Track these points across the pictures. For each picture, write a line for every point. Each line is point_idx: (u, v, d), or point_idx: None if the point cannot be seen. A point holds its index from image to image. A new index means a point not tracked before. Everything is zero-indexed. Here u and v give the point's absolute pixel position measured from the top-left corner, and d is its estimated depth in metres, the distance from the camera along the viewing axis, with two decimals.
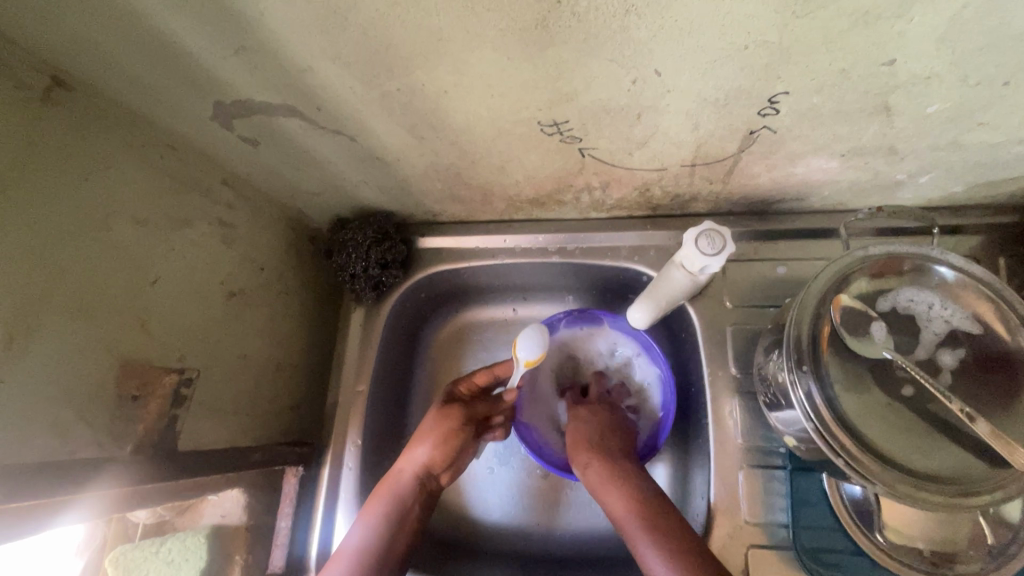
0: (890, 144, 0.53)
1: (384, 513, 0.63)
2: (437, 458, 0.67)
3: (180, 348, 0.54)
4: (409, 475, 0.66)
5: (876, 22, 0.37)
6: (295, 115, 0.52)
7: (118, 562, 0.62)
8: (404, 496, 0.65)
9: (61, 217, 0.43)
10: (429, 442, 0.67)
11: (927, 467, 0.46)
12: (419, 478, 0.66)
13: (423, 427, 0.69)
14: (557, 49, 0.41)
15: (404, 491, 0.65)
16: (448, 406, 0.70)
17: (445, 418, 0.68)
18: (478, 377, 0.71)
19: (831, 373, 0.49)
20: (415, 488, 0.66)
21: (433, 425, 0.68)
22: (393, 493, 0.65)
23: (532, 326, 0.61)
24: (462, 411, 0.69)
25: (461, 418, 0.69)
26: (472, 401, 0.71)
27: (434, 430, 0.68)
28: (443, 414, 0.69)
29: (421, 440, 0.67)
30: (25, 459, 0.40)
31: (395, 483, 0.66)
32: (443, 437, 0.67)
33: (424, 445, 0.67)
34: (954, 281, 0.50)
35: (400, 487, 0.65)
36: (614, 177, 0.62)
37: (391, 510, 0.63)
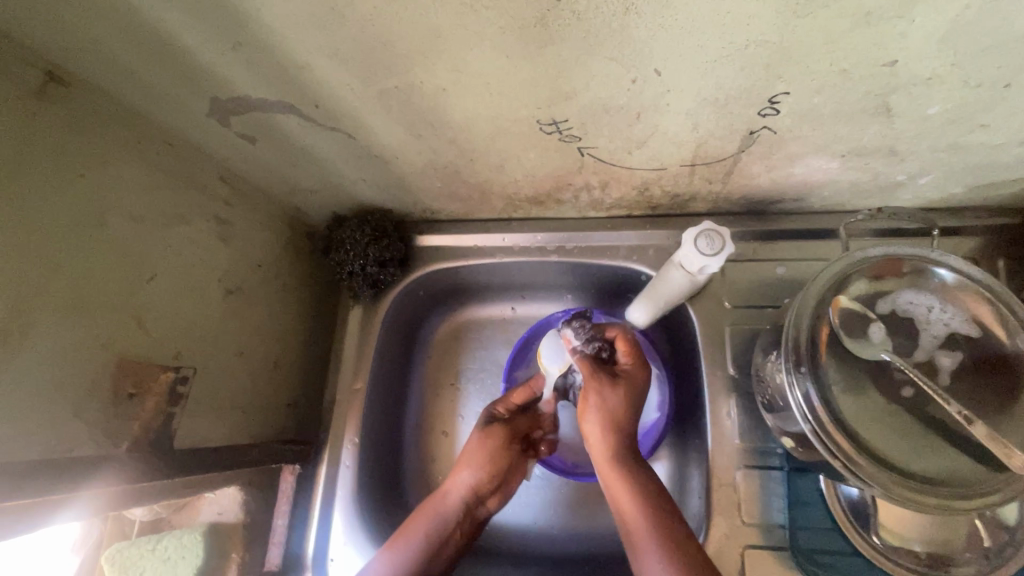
0: (890, 145, 0.53)
1: (430, 538, 0.63)
2: (482, 481, 0.66)
3: (177, 345, 0.54)
4: (453, 500, 0.66)
5: (877, 22, 0.37)
6: (292, 112, 0.51)
7: (113, 560, 0.61)
8: (448, 521, 0.65)
9: (56, 214, 0.43)
10: (475, 466, 0.66)
11: (922, 470, 0.46)
12: (464, 502, 0.66)
13: (466, 448, 0.67)
14: (556, 48, 0.41)
15: (450, 515, 0.65)
16: (491, 426, 0.68)
17: (488, 438, 0.67)
18: (516, 396, 0.71)
19: (828, 374, 0.49)
20: (460, 512, 0.66)
21: (478, 448, 0.66)
22: (438, 517, 0.65)
23: (550, 334, 0.68)
24: (504, 429, 0.68)
25: (505, 436, 0.68)
26: (513, 418, 0.70)
27: (478, 453, 0.66)
28: (486, 435, 0.67)
29: (465, 463, 0.66)
30: (19, 456, 0.40)
31: (440, 507, 0.65)
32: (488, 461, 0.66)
33: (469, 470, 0.66)
34: (954, 284, 0.50)
35: (446, 512, 0.65)
36: (613, 177, 0.62)
37: (435, 535, 0.64)
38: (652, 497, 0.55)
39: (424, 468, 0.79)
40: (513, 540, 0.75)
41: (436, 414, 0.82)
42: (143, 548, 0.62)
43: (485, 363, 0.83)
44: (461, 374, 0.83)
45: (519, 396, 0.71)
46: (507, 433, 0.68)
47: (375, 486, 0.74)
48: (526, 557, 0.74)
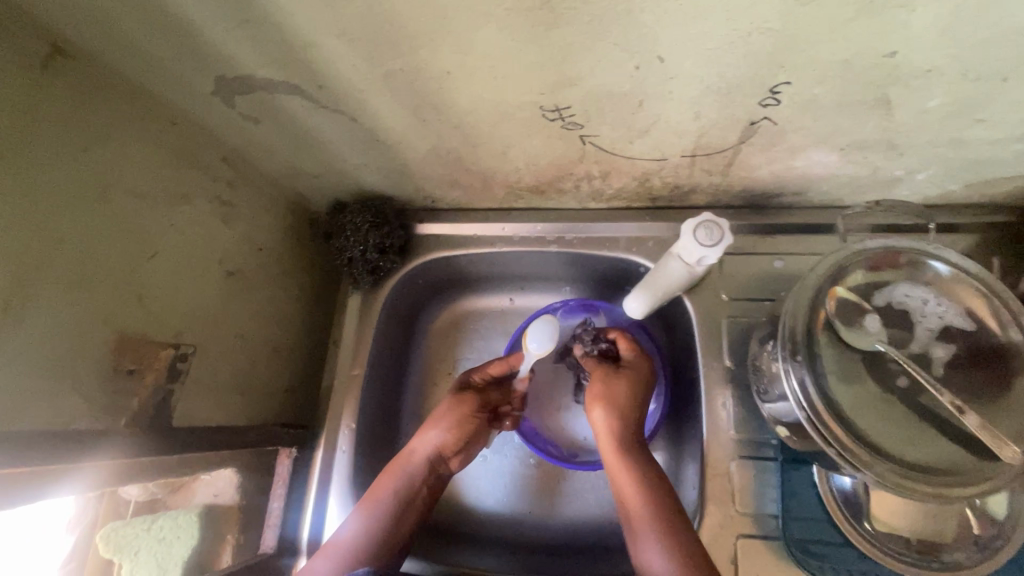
0: (889, 139, 0.54)
1: (393, 495, 0.62)
2: (448, 443, 0.66)
3: (177, 324, 0.54)
4: (420, 457, 0.65)
5: (880, 11, 0.38)
6: (297, 93, 0.52)
7: (109, 539, 0.58)
8: (414, 477, 0.64)
9: (61, 188, 0.43)
10: (443, 426, 0.66)
11: (915, 458, 0.46)
12: (429, 461, 0.65)
13: (437, 409, 0.67)
14: (562, 32, 0.41)
15: (415, 472, 0.64)
16: (463, 392, 0.68)
17: (460, 403, 0.67)
18: (493, 367, 0.71)
19: (824, 362, 0.50)
20: (425, 471, 0.65)
21: (449, 410, 0.67)
22: (404, 473, 0.63)
23: (542, 318, 0.63)
24: (477, 397, 0.68)
25: (476, 404, 0.68)
26: (486, 388, 0.70)
27: (448, 415, 0.67)
28: (458, 399, 0.67)
29: (434, 422, 0.66)
30: (17, 426, 0.40)
31: (406, 463, 0.64)
32: (456, 423, 0.66)
33: (438, 428, 0.65)
34: (949, 277, 0.51)
35: (411, 467, 0.64)
36: (615, 167, 0.62)
37: (400, 490, 0.62)
38: (653, 480, 0.57)
39: None
40: (507, 528, 0.76)
41: (433, 402, 0.82)
42: (137, 528, 0.59)
43: (482, 352, 0.84)
44: (459, 363, 0.84)
45: (496, 368, 0.70)
46: (478, 402, 0.68)
47: (371, 472, 0.74)
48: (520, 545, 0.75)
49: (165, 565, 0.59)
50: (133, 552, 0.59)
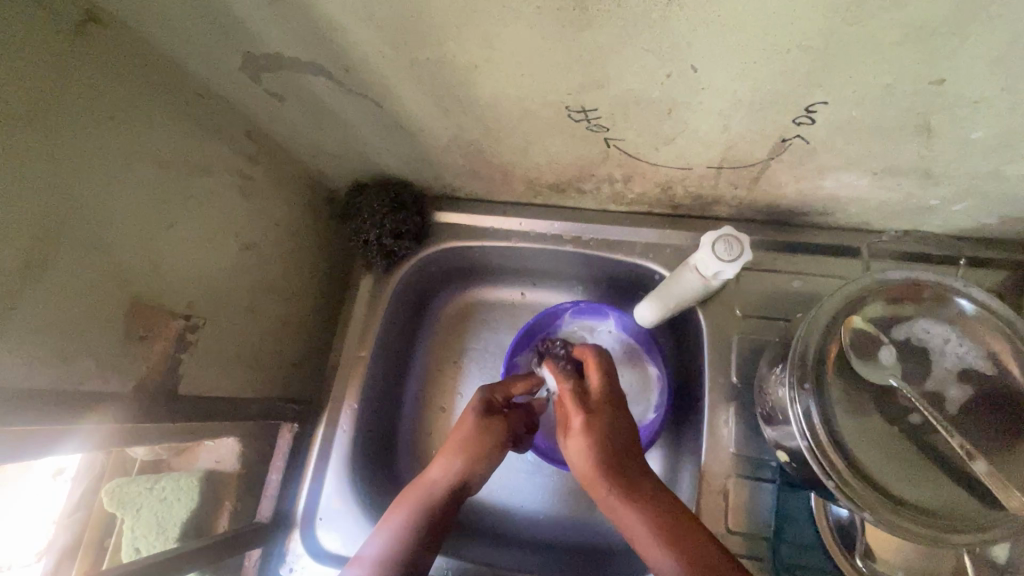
0: (926, 167, 0.51)
1: (416, 522, 0.63)
2: (471, 471, 0.66)
3: (189, 295, 0.55)
4: (440, 486, 0.65)
5: (929, 36, 0.36)
6: (323, 75, 0.51)
7: (113, 494, 0.67)
8: (435, 504, 0.64)
9: (87, 154, 0.44)
10: (465, 454, 0.66)
11: (914, 498, 0.45)
12: (450, 489, 0.65)
13: (459, 436, 0.67)
14: (593, 33, 0.40)
15: (437, 500, 0.64)
16: (490, 419, 0.69)
17: (487, 430, 0.67)
18: (517, 387, 0.72)
19: (832, 393, 0.48)
20: (446, 498, 0.65)
21: (470, 435, 0.67)
22: (424, 500, 0.64)
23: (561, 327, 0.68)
24: (503, 425, 0.69)
25: (502, 431, 0.69)
26: (510, 412, 0.71)
27: (470, 440, 0.67)
28: (484, 426, 0.68)
29: (454, 448, 0.66)
30: (30, 384, 0.41)
31: (427, 492, 0.64)
32: (480, 451, 0.67)
33: (460, 457, 0.66)
34: (973, 314, 0.49)
35: (433, 494, 0.64)
36: (638, 172, 0.61)
37: (422, 517, 0.63)
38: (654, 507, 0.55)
39: (419, 440, 0.81)
40: (497, 520, 0.77)
41: (436, 390, 0.83)
42: (142, 486, 0.67)
43: (489, 345, 0.84)
44: (465, 353, 0.84)
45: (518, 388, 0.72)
46: (505, 430, 0.69)
47: (369, 453, 0.75)
48: (509, 538, 0.76)
49: (164, 524, 0.65)
50: (135, 508, 0.66)
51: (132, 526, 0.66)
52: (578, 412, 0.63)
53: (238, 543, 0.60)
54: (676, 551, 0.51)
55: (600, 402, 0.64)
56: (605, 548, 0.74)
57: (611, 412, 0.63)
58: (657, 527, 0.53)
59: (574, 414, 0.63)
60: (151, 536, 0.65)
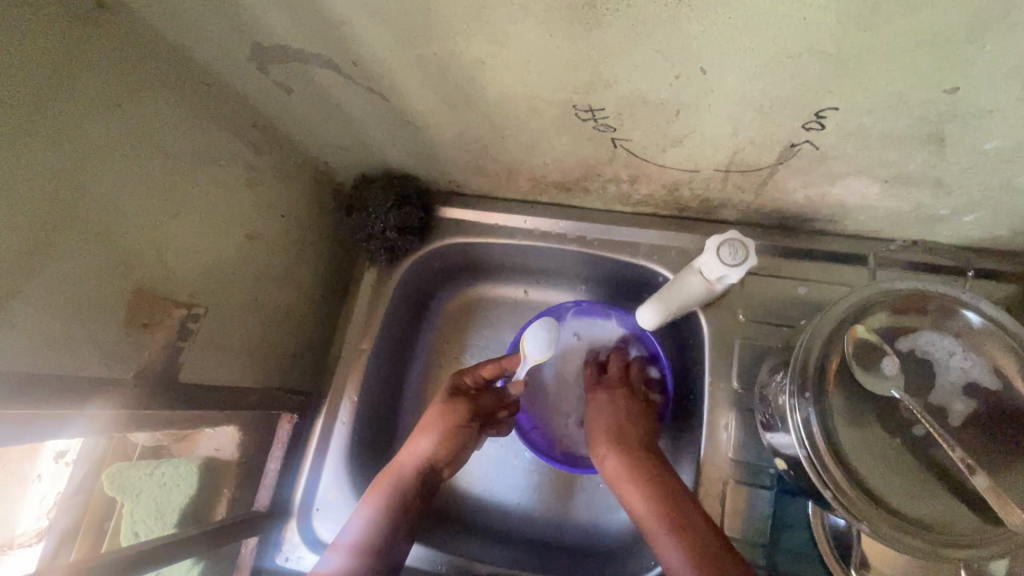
0: (937, 177, 0.51)
1: (388, 503, 0.64)
2: (439, 452, 0.67)
3: (193, 284, 0.56)
4: (409, 468, 0.66)
5: (944, 44, 0.35)
6: (331, 67, 0.51)
7: (114, 479, 0.68)
8: (404, 487, 0.65)
9: (95, 141, 0.44)
10: (432, 434, 0.67)
11: (912, 511, 0.45)
12: (420, 471, 0.66)
13: (428, 418, 0.68)
14: (602, 33, 0.40)
15: (406, 481, 0.65)
16: (455, 399, 0.69)
17: (451, 410, 0.68)
18: (487, 369, 0.71)
19: (833, 403, 0.48)
20: (416, 479, 0.66)
21: (438, 417, 0.67)
22: (394, 482, 0.65)
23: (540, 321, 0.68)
24: (471, 406, 0.69)
25: (469, 412, 0.68)
26: (480, 393, 0.71)
27: (437, 421, 0.67)
28: (449, 406, 0.68)
29: (423, 431, 0.67)
30: (33, 369, 0.41)
31: (398, 474, 0.66)
32: (446, 432, 0.67)
33: (428, 437, 0.67)
34: (981, 328, 0.48)
35: (401, 478, 0.65)
36: (644, 173, 0.61)
37: (389, 502, 0.64)
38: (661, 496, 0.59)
39: None
40: (493, 517, 0.77)
41: (436, 385, 0.83)
42: (142, 471, 0.68)
43: (489, 341, 0.84)
44: (467, 349, 0.84)
45: (489, 370, 0.71)
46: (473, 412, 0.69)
47: (367, 446, 0.75)
48: (505, 535, 0.76)
49: (163, 509, 0.65)
50: (137, 492, 0.67)
51: (132, 510, 0.67)
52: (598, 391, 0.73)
53: (236, 531, 0.61)
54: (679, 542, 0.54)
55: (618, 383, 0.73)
56: (599, 548, 0.74)
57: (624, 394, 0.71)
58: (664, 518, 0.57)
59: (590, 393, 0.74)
60: (151, 521, 0.66)
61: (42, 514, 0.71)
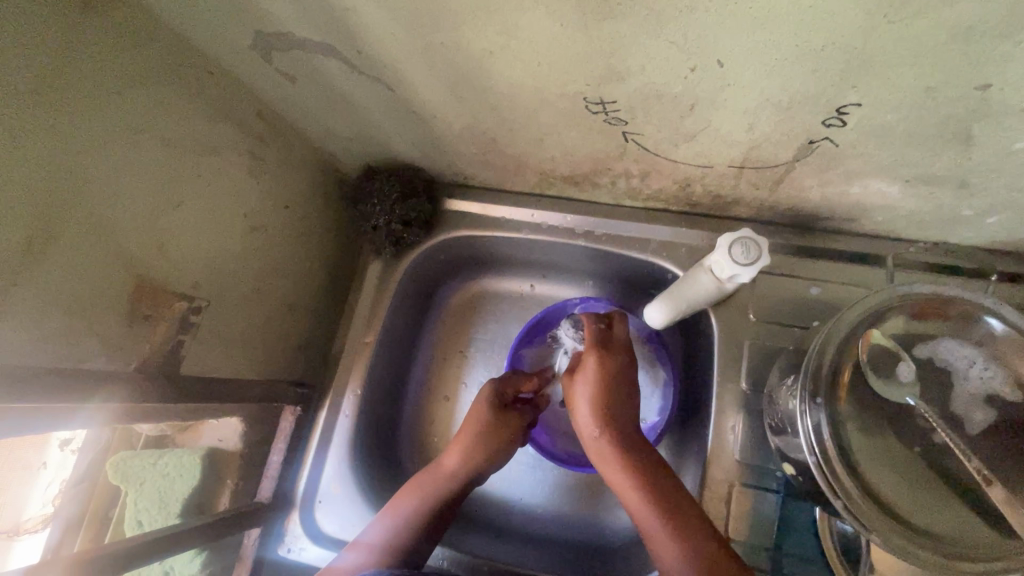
0: (962, 177, 0.49)
1: (425, 510, 0.64)
2: (483, 460, 0.67)
3: (194, 276, 0.55)
4: (452, 474, 0.66)
5: (977, 39, 0.34)
6: (336, 56, 0.50)
7: (117, 467, 0.69)
8: (447, 493, 0.66)
9: (95, 129, 0.43)
10: (477, 443, 0.67)
11: (924, 522, 0.44)
12: (465, 479, 0.67)
13: (475, 427, 0.68)
14: (615, 24, 0.38)
15: (448, 488, 0.66)
16: (502, 411, 0.69)
17: (500, 422, 0.69)
18: (526, 383, 0.73)
19: (843, 409, 0.47)
20: (458, 486, 0.66)
21: (487, 426, 0.68)
22: (434, 489, 0.65)
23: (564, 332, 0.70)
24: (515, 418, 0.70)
25: (512, 423, 0.69)
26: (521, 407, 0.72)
27: (485, 431, 0.68)
28: (498, 417, 0.68)
29: (468, 440, 0.67)
30: (32, 363, 0.41)
31: (442, 479, 0.66)
32: (493, 441, 0.68)
33: (473, 447, 0.67)
34: (1004, 336, 0.46)
35: (446, 484, 0.66)
36: (656, 168, 0.59)
37: (433, 507, 0.65)
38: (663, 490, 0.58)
39: (421, 428, 0.81)
40: (496, 512, 0.77)
41: (440, 379, 0.83)
42: (146, 461, 0.69)
43: (495, 336, 0.83)
44: (472, 344, 0.83)
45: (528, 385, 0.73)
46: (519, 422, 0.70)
47: (371, 439, 0.75)
48: (506, 530, 0.75)
49: (166, 499, 0.66)
50: (139, 482, 0.68)
51: (135, 500, 0.68)
52: (593, 350, 0.65)
53: (240, 522, 0.61)
54: (679, 541, 0.54)
55: (619, 346, 0.67)
56: (600, 546, 0.74)
57: (627, 357, 0.66)
58: (665, 518, 0.55)
59: (590, 350, 0.66)
60: (154, 510, 0.67)
61: (47, 502, 0.71)
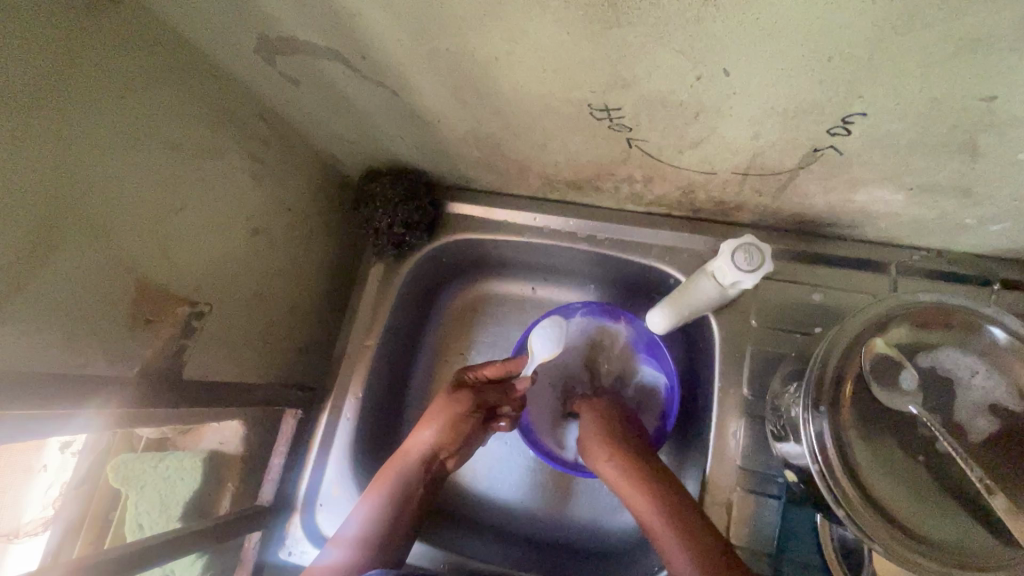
0: (967, 186, 0.49)
1: (389, 495, 0.64)
2: (443, 441, 0.67)
3: (197, 280, 0.55)
4: (414, 456, 0.66)
5: (985, 51, 0.34)
6: (340, 60, 0.50)
7: (117, 469, 0.69)
8: (408, 475, 0.66)
9: (97, 133, 0.43)
10: (436, 425, 0.66)
11: (924, 530, 0.44)
12: (425, 459, 0.67)
13: (434, 409, 0.67)
14: (622, 31, 0.38)
15: (410, 472, 0.66)
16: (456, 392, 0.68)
17: (453, 403, 0.67)
18: (488, 368, 0.69)
19: (847, 417, 0.47)
20: (420, 468, 0.66)
21: (442, 406, 0.67)
22: (398, 472, 0.66)
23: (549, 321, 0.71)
24: (471, 398, 0.67)
25: (470, 404, 0.67)
26: (483, 388, 0.69)
27: (444, 413, 0.67)
28: (451, 399, 0.67)
29: (428, 423, 0.67)
30: (35, 368, 0.41)
31: (402, 462, 0.66)
32: (451, 422, 0.67)
33: (430, 428, 0.66)
34: (1006, 345, 0.46)
35: (406, 466, 0.66)
36: (659, 173, 0.59)
37: (395, 490, 0.65)
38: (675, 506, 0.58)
39: None
40: (496, 515, 0.77)
41: (441, 381, 0.82)
42: (146, 463, 0.68)
43: (496, 339, 0.83)
44: (473, 347, 0.83)
45: (493, 369, 0.69)
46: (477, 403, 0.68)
47: (372, 442, 0.75)
48: (507, 533, 0.75)
49: (168, 503, 0.66)
50: (141, 485, 0.68)
51: (135, 502, 0.68)
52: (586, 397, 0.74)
53: (240, 525, 0.61)
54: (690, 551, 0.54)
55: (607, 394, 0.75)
56: (600, 550, 0.74)
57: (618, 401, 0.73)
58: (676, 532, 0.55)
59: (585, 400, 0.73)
60: (155, 513, 0.66)
61: (47, 505, 0.71)
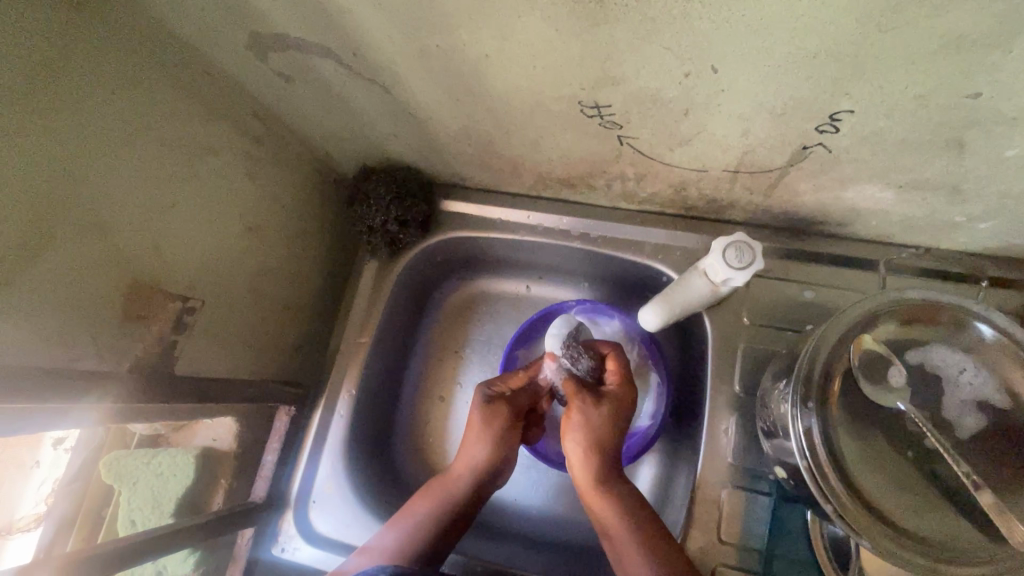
0: (954, 184, 0.49)
1: (438, 514, 0.64)
2: (495, 459, 0.66)
3: (190, 277, 0.55)
4: (464, 476, 0.65)
5: (969, 48, 0.34)
6: (331, 57, 0.50)
7: (111, 466, 0.69)
8: (458, 497, 0.65)
9: (89, 129, 0.43)
10: (488, 444, 0.65)
11: (911, 525, 0.44)
12: (474, 480, 0.66)
13: (478, 427, 0.65)
14: (610, 28, 0.38)
15: (461, 491, 0.65)
16: (499, 408, 0.65)
17: (497, 420, 0.65)
18: (517, 380, 0.68)
19: (834, 413, 0.47)
20: (472, 487, 0.66)
21: (489, 427, 0.65)
22: (447, 495, 0.65)
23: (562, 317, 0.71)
24: (512, 411, 0.66)
25: (514, 418, 0.66)
26: (516, 396, 0.67)
27: (494, 431, 0.65)
28: (495, 416, 0.65)
29: (475, 442, 0.65)
30: (27, 363, 0.41)
31: (450, 484, 0.65)
32: (500, 438, 0.65)
33: (482, 450, 0.65)
34: (993, 341, 0.47)
35: (454, 488, 0.65)
36: (651, 171, 0.59)
37: (443, 513, 0.64)
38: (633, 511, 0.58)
39: (416, 429, 0.81)
40: (490, 512, 0.77)
41: (435, 379, 0.83)
42: (140, 460, 0.69)
43: (491, 336, 0.83)
44: (468, 345, 0.83)
45: (520, 381, 0.68)
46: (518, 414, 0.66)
47: (366, 439, 0.75)
48: (501, 531, 0.76)
49: (160, 499, 0.66)
50: (133, 482, 0.68)
51: (129, 499, 0.68)
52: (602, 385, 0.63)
53: (233, 522, 0.61)
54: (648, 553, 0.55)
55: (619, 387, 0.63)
56: (594, 547, 0.74)
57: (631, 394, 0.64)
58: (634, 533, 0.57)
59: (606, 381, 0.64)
60: (147, 510, 0.67)
61: (40, 501, 0.71)
